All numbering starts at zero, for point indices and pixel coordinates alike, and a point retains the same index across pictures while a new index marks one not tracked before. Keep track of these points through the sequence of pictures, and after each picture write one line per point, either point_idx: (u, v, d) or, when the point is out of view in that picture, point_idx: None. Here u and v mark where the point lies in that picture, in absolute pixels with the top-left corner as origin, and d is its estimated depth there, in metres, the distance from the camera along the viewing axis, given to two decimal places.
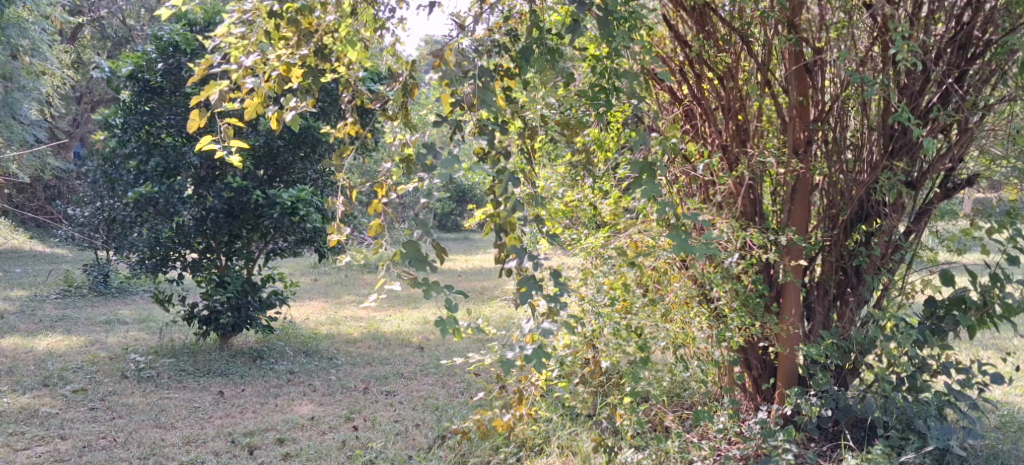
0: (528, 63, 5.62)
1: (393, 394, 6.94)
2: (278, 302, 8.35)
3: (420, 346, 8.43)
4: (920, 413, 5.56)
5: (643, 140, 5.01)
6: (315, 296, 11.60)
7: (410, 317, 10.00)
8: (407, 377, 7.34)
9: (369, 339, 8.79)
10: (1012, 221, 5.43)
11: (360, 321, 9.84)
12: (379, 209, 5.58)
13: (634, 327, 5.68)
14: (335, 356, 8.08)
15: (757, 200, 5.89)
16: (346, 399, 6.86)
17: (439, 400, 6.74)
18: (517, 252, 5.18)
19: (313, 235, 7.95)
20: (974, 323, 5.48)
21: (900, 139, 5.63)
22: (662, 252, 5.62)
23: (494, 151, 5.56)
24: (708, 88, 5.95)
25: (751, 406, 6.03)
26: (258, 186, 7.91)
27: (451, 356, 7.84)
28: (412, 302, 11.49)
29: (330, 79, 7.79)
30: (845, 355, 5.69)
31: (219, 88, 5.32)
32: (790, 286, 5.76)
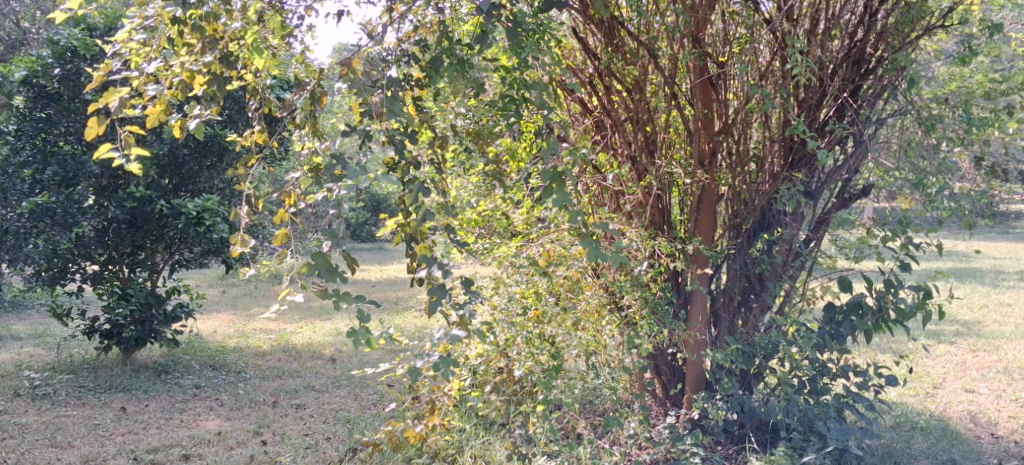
0: (438, 74, 5.61)
1: (303, 407, 6.85)
2: (184, 315, 8.26)
3: (331, 358, 8.33)
4: (820, 415, 5.73)
5: (554, 149, 5.08)
6: (223, 308, 11.39)
7: (322, 329, 9.90)
8: (317, 389, 7.25)
9: (279, 351, 8.65)
10: (904, 230, 5.61)
11: (270, 333, 9.69)
12: (285, 218, 5.50)
13: (547, 335, 5.80)
14: (243, 369, 7.92)
15: (665, 210, 6.06)
16: (254, 413, 6.74)
17: (351, 412, 6.67)
18: (427, 261, 5.22)
19: (220, 246, 7.95)
20: (871, 328, 5.69)
21: (799, 151, 5.81)
22: (574, 261, 5.80)
23: (404, 162, 5.56)
24: (618, 100, 6.07)
25: (661, 412, 6.19)
26: (161, 196, 7.79)
27: (362, 367, 7.78)
28: (324, 313, 11.38)
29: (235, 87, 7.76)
30: (749, 360, 5.88)
31: (120, 94, 5.09)
32: (697, 293, 5.91)
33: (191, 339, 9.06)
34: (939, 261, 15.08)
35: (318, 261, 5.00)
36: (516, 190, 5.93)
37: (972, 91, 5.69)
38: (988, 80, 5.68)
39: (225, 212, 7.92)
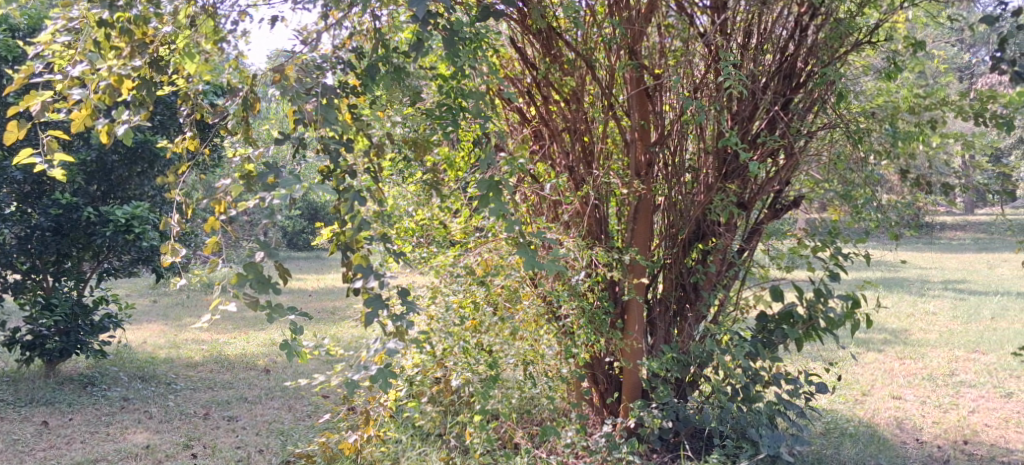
0: (374, 82, 5.08)
1: (235, 419, 7.22)
2: (111, 326, 8.54)
3: (265, 369, 8.81)
4: (752, 422, 5.90)
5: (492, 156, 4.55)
6: (155, 322, 11.56)
7: (255, 341, 10.29)
8: (251, 401, 7.70)
9: (210, 362, 9.10)
10: (834, 240, 5.80)
11: (201, 344, 10.07)
12: (216, 224, 4.56)
13: (484, 344, 5.86)
14: (173, 381, 8.35)
15: (602, 220, 6.14)
16: (184, 425, 7.06)
17: (285, 424, 7.04)
18: (363, 270, 4.43)
19: (150, 253, 8.31)
20: (801, 336, 5.84)
21: (732, 163, 5.95)
22: (512, 271, 5.75)
23: (338, 169, 4.83)
24: (556, 110, 6.15)
25: (598, 420, 6.32)
26: (89, 202, 8.15)
27: (296, 378, 8.32)
28: (256, 324, 11.56)
29: (167, 91, 8.26)
30: (684, 368, 6.01)
31: (41, 98, 4.61)
32: (633, 302, 6.06)
33: (120, 349, 9.51)
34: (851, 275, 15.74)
35: (249, 271, 4.20)
36: (455, 199, 5.95)
37: (898, 106, 5.80)
38: (913, 95, 5.81)
39: (154, 220, 8.23)
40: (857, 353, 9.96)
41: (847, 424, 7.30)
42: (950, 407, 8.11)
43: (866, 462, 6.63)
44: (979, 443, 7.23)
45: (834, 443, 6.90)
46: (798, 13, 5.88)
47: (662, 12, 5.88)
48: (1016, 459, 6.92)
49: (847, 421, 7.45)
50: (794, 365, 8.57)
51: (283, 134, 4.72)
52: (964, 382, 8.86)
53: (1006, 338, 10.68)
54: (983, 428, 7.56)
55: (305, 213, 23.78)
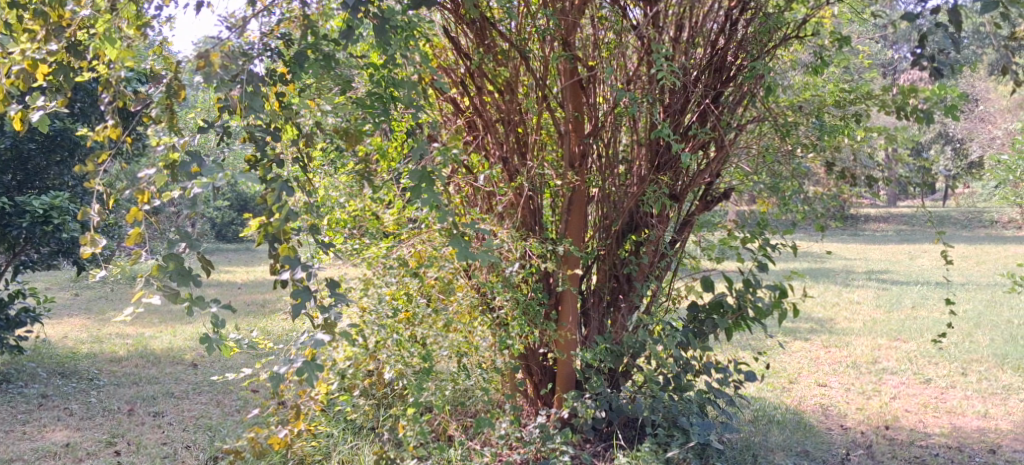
0: (303, 70, 4.82)
1: (161, 415, 7.06)
2: (29, 321, 8.24)
3: (193, 363, 8.66)
4: (683, 410, 5.99)
5: (422, 145, 4.40)
6: (77, 317, 11.31)
7: (182, 334, 10.11)
8: (177, 396, 7.53)
9: (135, 357, 8.90)
10: (763, 232, 5.87)
11: (126, 338, 9.88)
12: (138, 212, 4.27)
13: (417, 336, 5.79)
14: (95, 376, 8.15)
15: (537, 211, 6.12)
16: (107, 422, 6.89)
17: (212, 420, 6.90)
18: (290, 262, 4.31)
19: (70, 245, 8.13)
20: (731, 326, 5.90)
21: (664, 155, 6.00)
22: (444, 263, 5.72)
23: (265, 159, 4.66)
24: (489, 101, 6.10)
25: (532, 411, 6.33)
26: (4, 192, 7.94)
27: (223, 373, 8.16)
28: (183, 317, 11.38)
29: (89, 77, 8.08)
30: (617, 359, 6.07)
31: None
32: (568, 294, 6.05)
33: (39, 344, 9.26)
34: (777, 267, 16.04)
35: (169, 263, 4.05)
36: (387, 190, 5.89)
37: (825, 100, 5.85)
38: (838, 89, 5.86)
39: (74, 211, 8.04)
40: (785, 342, 10.11)
41: (774, 412, 7.40)
42: (873, 393, 8.25)
43: (793, 448, 6.72)
44: (900, 428, 7.37)
45: (762, 430, 6.97)
46: (728, 7, 5.93)
47: (595, 3, 5.84)
48: (935, 443, 7.07)
49: (775, 408, 7.55)
50: (722, 354, 8.66)
51: (209, 122, 4.55)
52: (887, 369, 9.03)
53: (927, 326, 10.93)
54: (903, 414, 7.71)
55: (232, 205, 23.48)
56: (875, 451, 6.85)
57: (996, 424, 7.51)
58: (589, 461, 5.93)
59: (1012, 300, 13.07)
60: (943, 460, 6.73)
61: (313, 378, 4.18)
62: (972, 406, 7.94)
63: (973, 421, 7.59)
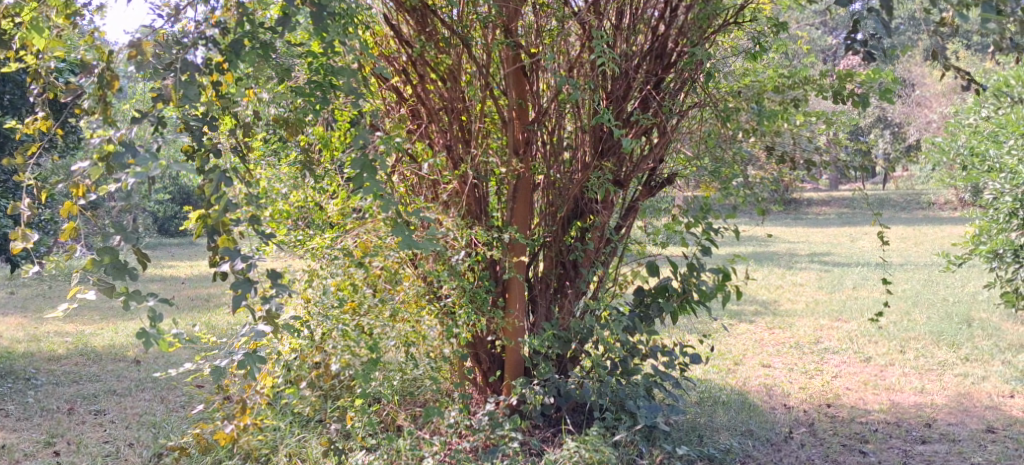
0: (239, 58, 4.58)
1: (102, 413, 6.94)
2: None
3: (135, 360, 8.53)
4: (630, 394, 6.03)
5: (362, 132, 4.36)
6: (13, 316, 11.08)
7: (123, 330, 9.95)
8: (119, 394, 7.42)
9: (75, 355, 8.74)
10: (706, 216, 5.95)
11: (65, 336, 9.71)
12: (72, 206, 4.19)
13: (364, 327, 5.71)
14: (34, 375, 7.99)
15: (482, 199, 6.13)
16: (47, 422, 6.76)
17: (156, 416, 6.81)
18: (229, 253, 4.23)
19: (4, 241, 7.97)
20: (676, 309, 6.00)
21: (608, 140, 6.01)
22: (390, 252, 5.68)
23: (202, 148, 4.59)
24: (433, 89, 6.05)
25: (480, 399, 6.31)
26: None
27: (166, 369, 8.05)
28: (125, 313, 11.21)
29: (18, 68, 7.91)
30: (565, 345, 6.11)
31: None
32: (514, 281, 6.06)
33: None
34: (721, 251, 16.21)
35: (104, 257, 3.98)
36: (330, 180, 5.84)
37: (765, 85, 5.89)
38: (777, 75, 5.92)
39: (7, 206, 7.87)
40: (730, 324, 10.22)
41: (720, 393, 7.48)
42: (815, 372, 8.37)
43: (737, 428, 6.79)
44: (842, 406, 7.48)
45: (708, 411, 7.04)
46: None
47: None
48: (874, 419, 7.19)
49: (720, 389, 7.63)
50: (668, 337, 8.73)
51: (142, 112, 4.38)
52: (829, 349, 9.17)
53: (866, 306, 11.11)
54: (844, 392, 7.83)
55: (173, 199, 23.15)
56: (817, 429, 6.96)
57: (932, 399, 7.66)
58: (538, 447, 5.95)
59: (949, 280, 13.33)
60: (882, 436, 6.85)
61: (255, 370, 4.13)
62: (909, 382, 8.09)
63: (911, 397, 7.74)
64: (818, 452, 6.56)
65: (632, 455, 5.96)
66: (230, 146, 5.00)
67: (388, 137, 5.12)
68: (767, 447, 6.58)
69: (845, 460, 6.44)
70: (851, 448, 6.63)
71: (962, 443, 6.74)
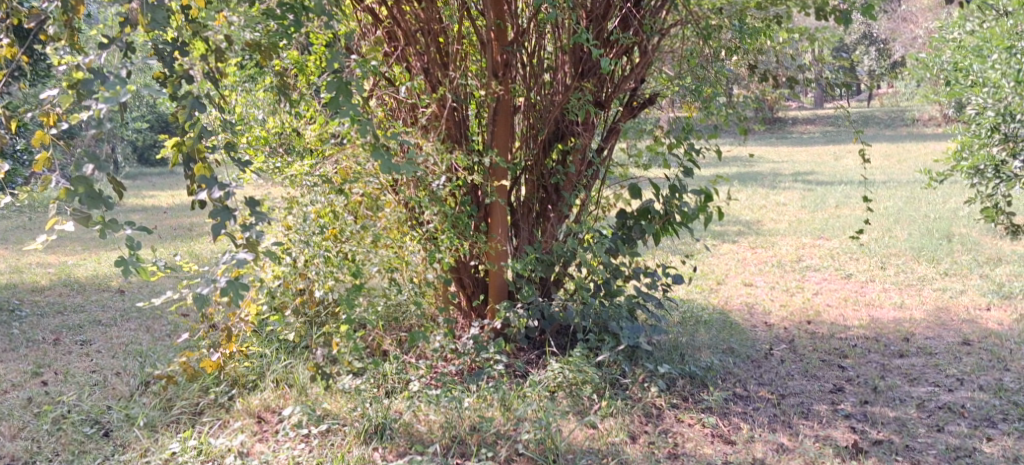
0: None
1: (88, 343, 6.97)
2: None
3: (119, 290, 8.54)
4: (613, 315, 6.09)
5: (336, 53, 4.30)
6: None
7: (106, 261, 9.94)
8: (104, 324, 7.44)
9: (59, 286, 8.75)
10: (687, 136, 5.96)
11: (48, 267, 9.70)
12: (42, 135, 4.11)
13: (347, 253, 5.75)
14: (18, 307, 7.99)
15: (462, 123, 6.09)
16: (33, 353, 6.78)
17: (142, 345, 6.84)
18: (206, 182, 4.18)
19: None
20: (658, 231, 6.03)
21: (587, 62, 5.97)
22: (370, 179, 5.72)
23: (174, 75, 4.50)
24: (408, 10, 5.98)
25: (465, 323, 6.36)
26: None
27: (150, 299, 8.06)
28: (108, 243, 11.19)
29: None
30: (548, 268, 6.16)
31: None
32: (496, 206, 6.07)
33: None
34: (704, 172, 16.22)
35: (78, 186, 3.92)
36: (307, 106, 5.80)
37: (747, 3, 5.83)
38: None
39: None
40: (713, 245, 10.28)
41: (702, 312, 7.55)
42: (796, 290, 8.45)
43: (718, 346, 6.87)
44: (822, 322, 7.57)
45: (690, 330, 7.11)
46: None
47: None
48: (853, 334, 7.28)
49: (702, 308, 7.70)
50: (652, 259, 8.77)
51: (110, 37, 4.25)
52: (810, 266, 9.24)
53: (848, 224, 11.17)
54: (824, 309, 7.91)
55: (152, 128, 22.95)
56: (797, 345, 7.04)
57: (911, 314, 7.75)
58: (523, 369, 6.05)
59: (930, 196, 13.39)
60: (860, 351, 6.94)
61: (238, 299, 4.16)
62: (889, 298, 8.17)
63: (890, 312, 7.83)
64: (798, 368, 6.65)
65: (615, 375, 6.05)
66: (201, 72, 4.86)
67: (365, 60, 5.07)
68: (747, 363, 6.66)
69: (824, 375, 6.54)
70: (830, 363, 6.72)
71: (938, 356, 6.83)
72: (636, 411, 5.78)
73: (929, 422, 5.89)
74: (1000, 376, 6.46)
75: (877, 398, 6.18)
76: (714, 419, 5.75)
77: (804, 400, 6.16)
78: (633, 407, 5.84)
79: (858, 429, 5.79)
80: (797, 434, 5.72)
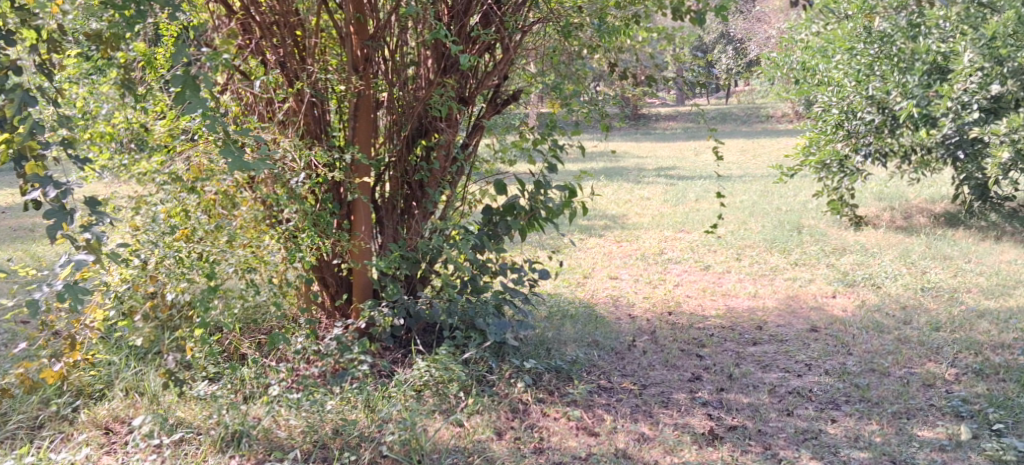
0: None
1: None
2: None
3: None
4: (479, 312, 6.06)
5: (181, 47, 4.14)
6: None
7: None
8: None
9: None
10: (551, 132, 5.96)
11: None
12: None
13: (200, 253, 5.53)
14: None
15: (322, 118, 5.92)
16: None
17: None
18: (40, 181, 4.06)
19: None
20: (524, 227, 6.01)
21: (450, 58, 5.92)
22: (223, 176, 5.54)
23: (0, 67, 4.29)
24: (263, 1, 5.73)
25: (329, 324, 6.22)
26: None
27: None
28: None
29: None
30: (413, 265, 6.08)
31: None
32: (359, 204, 5.98)
33: None
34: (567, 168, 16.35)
35: None
36: (155, 100, 5.58)
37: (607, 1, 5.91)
38: None
39: None
40: (578, 239, 10.35)
41: (568, 306, 7.59)
42: (659, 282, 8.58)
43: (583, 339, 6.90)
44: (682, 313, 7.69)
45: (556, 325, 7.13)
46: None
47: None
48: (711, 324, 7.43)
49: (568, 302, 7.73)
50: (517, 255, 8.78)
51: None
52: (671, 259, 9.41)
53: (706, 217, 11.42)
54: (684, 300, 8.05)
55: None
56: (658, 336, 7.13)
57: (764, 303, 7.95)
58: (388, 369, 5.96)
59: (783, 190, 13.82)
60: (717, 340, 7.08)
61: (77, 303, 4.03)
62: (744, 288, 8.38)
63: (744, 302, 8.02)
64: (659, 358, 6.74)
65: (481, 372, 6.02)
66: (34, 64, 4.59)
67: (216, 54, 4.90)
68: (611, 356, 6.71)
69: (683, 364, 6.64)
70: (689, 352, 6.84)
71: (788, 343, 7.02)
72: (502, 407, 5.77)
73: (780, 406, 6.04)
74: (844, 360, 6.69)
75: (732, 385, 6.32)
76: (578, 412, 5.78)
77: (664, 389, 6.25)
78: (500, 403, 5.83)
79: (714, 416, 5.90)
80: (657, 423, 5.79)
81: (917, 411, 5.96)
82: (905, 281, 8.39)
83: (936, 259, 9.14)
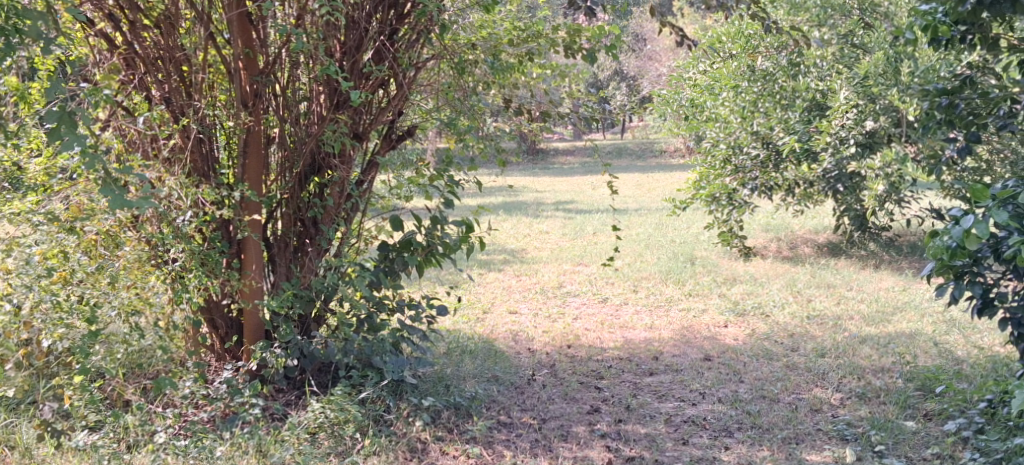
0: None
1: None
2: None
3: None
4: (377, 350, 5.98)
5: (55, 82, 3.99)
6: None
7: None
8: None
9: None
10: (448, 168, 5.90)
11: None
12: None
13: (79, 297, 5.37)
14: None
15: (210, 155, 5.80)
16: None
17: None
18: None
19: None
20: (421, 262, 5.94)
21: (342, 93, 5.83)
22: (105, 215, 5.40)
23: None
24: (147, 36, 5.61)
25: (219, 366, 6.05)
26: None
27: None
28: None
29: None
30: (307, 304, 5.92)
31: None
32: (250, 242, 5.81)
33: None
34: (464, 204, 16.32)
35: None
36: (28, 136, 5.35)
37: (500, 38, 6.00)
38: (513, 27, 6.01)
39: None
40: (478, 274, 10.30)
41: (467, 342, 7.52)
42: (558, 316, 8.57)
43: (482, 375, 6.84)
44: (581, 346, 7.69)
45: (456, 360, 7.06)
46: None
47: None
48: (609, 356, 7.44)
49: (467, 338, 7.66)
50: (414, 292, 8.69)
51: None
52: (570, 292, 9.43)
53: (604, 250, 11.50)
54: (583, 332, 8.06)
55: None
56: (558, 370, 7.11)
57: (660, 333, 8.01)
58: (281, 412, 5.79)
59: (677, 222, 14.03)
60: (616, 371, 7.10)
61: None
62: (640, 319, 8.43)
63: (641, 333, 8.06)
64: (559, 392, 6.71)
65: (379, 411, 5.90)
66: None
67: (96, 88, 4.71)
68: (511, 390, 6.66)
69: (582, 397, 6.63)
70: (587, 385, 6.84)
71: (683, 372, 7.08)
72: (400, 447, 5.66)
73: (675, 436, 6.07)
74: (737, 388, 6.76)
75: (630, 416, 6.32)
76: (477, 448, 5.70)
77: (564, 422, 6.22)
78: (397, 443, 5.71)
79: (612, 448, 5.89)
80: (557, 457, 5.75)
81: (805, 435, 6.05)
82: (792, 309, 8.57)
83: (821, 287, 9.37)
